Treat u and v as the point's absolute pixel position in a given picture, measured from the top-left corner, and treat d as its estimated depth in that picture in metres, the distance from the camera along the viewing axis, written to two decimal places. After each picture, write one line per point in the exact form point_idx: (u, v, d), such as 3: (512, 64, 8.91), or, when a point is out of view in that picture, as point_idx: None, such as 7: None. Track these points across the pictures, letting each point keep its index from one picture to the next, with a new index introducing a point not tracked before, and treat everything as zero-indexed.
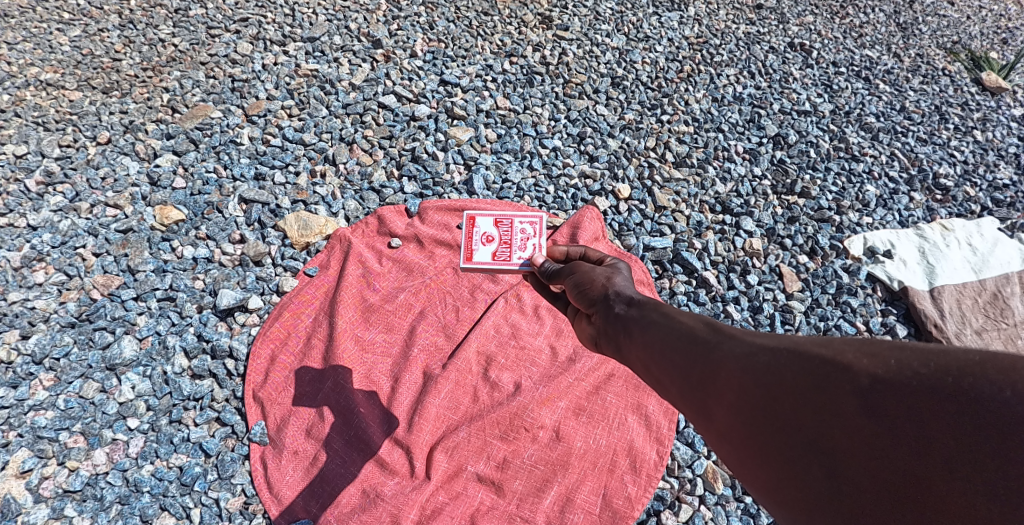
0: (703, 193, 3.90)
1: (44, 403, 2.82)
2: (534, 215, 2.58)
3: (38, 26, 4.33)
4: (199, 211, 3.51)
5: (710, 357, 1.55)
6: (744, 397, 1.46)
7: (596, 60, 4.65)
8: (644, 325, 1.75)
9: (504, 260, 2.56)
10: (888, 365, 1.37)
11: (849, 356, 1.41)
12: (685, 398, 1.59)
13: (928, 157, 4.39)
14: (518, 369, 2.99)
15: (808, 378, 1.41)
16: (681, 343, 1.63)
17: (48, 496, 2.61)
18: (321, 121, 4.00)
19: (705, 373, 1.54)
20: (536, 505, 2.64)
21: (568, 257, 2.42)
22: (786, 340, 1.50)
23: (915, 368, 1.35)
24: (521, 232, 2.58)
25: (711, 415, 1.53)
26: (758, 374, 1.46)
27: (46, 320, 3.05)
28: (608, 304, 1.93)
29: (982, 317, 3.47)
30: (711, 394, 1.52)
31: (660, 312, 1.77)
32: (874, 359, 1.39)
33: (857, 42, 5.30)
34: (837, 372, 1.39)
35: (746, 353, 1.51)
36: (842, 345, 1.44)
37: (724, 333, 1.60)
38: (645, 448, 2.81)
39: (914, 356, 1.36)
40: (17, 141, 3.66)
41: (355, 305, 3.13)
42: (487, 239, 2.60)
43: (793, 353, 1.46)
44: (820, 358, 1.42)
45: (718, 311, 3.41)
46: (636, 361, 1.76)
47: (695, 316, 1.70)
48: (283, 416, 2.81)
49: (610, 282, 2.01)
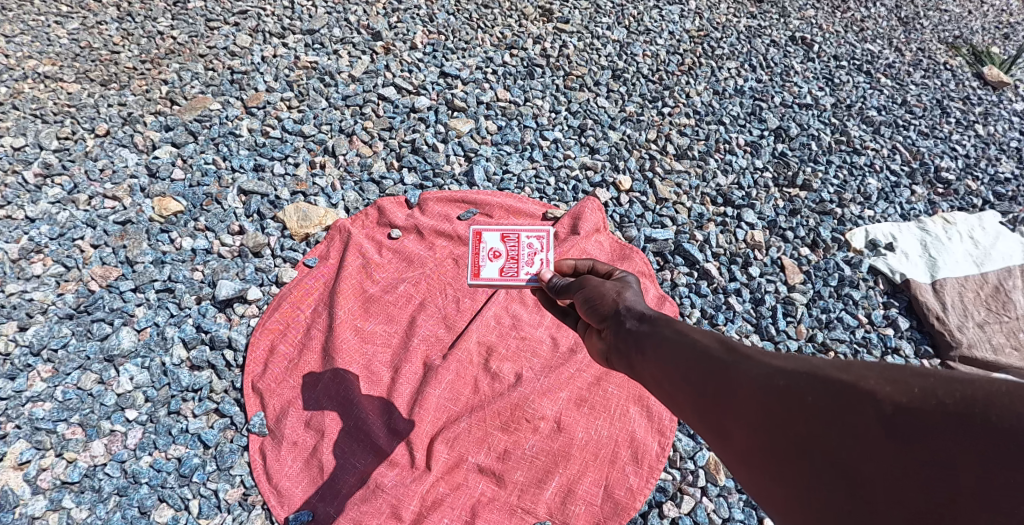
0: (704, 186, 3.89)
1: (42, 394, 2.80)
2: (540, 230, 2.63)
3: (36, 19, 4.30)
4: (198, 202, 3.49)
5: (728, 377, 1.51)
6: (763, 420, 1.42)
7: (597, 53, 4.62)
8: (656, 342, 1.72)
9: (512, 276, 2.57)
10: (912, 393, 1.32)
11: (872, 382, 1.35)
12: (702, 419, 1.55)
13: (930, 150, 4.37)
14: (519, 360, 2.97)
15: (829, 404, 1.36)
16: (696, 362, 1.58)
17: (45, 487, 2.59)
18: (321, 113, 3.98)
19: (722, 393, 1.50)
20: (538, 496, 2.62)
21: (577, 271, 2.34)
22: (806, 362, 1.45)
23: (938, 395, 1.31)
24: (527, 246, 2.62)
25: (729, 437, 1.49)
26: (778, 398, 1.41)
27: (45, 312, 3.03)
28: (619, 320, 1.90)
29: (985, 310, 3.45)
30: (729, 416, 1.48)
31: (673, 328, 1.73)
32: (897, 386, 1.34)
33: (859, 36, 5.27)
34: (860, 399, 1.34)
35: (764, 374, 1.46)
36: (863, 368, 1.39)
37: (740, 352, 1.55)
38: (646, 439, 2.80)
39: (939, 385, 1.31)
40: (15, 133, 3.63)
41: (355, 296, 3.11)
42: (495, 255, 2.63)
43: (813, 377, 1.41)
44: (842, 382, 1.37)
45: (720, 303, 3.39)
46: (650, 380, 1.72)
47: (710, 334, 1.66)
48: (283, 407, 2.80)
49: (620, 296, 1.98)
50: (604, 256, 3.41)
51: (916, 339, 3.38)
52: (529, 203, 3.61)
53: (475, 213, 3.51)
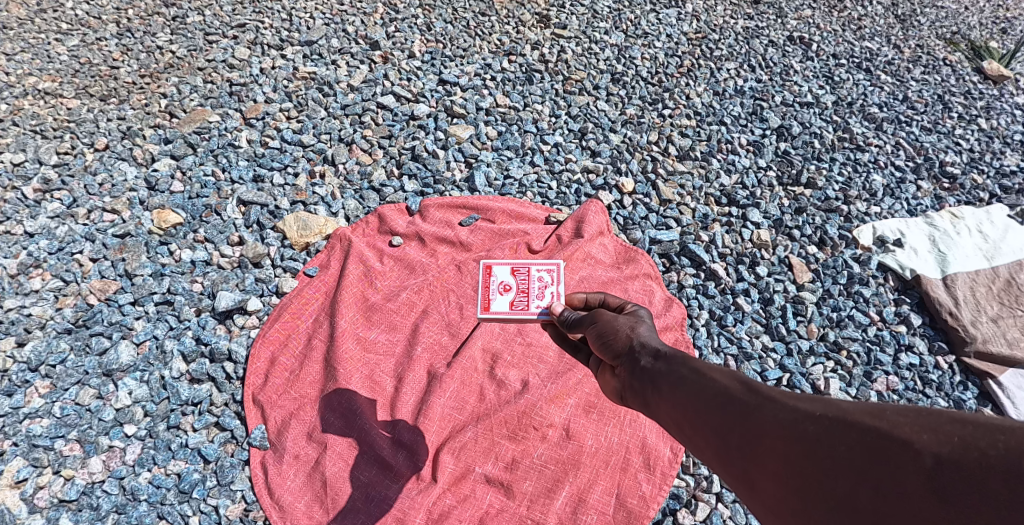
0: (708, 186, 3.84)
1: (39, 411, 2.75)
2: (551, 264, 2.56)
3: (36, 37, 4.30)
4: (198, 213, 3.45)
5: (751, 423, 1.49)
6: (791, 470, 1.40)
7: (596, 57, 4.60)
8: (674, 382, 1.70)
9: (522, 309, 2.47)
10: (951, 443, 1.25)
11: (907, 430, 1.30)
12: (729, 469, 1.54)
13: (934, 145, 4.32)
14: (526, 367, 2.90)
15: (861, 454, 1.33)
16: (717, 409, 1.56)
17: (42, 506, 2.53)
18: (320, 122, 3.95)
19: (746, 441, 1.49)
20: (548, 506, 2.55)
21: (588, 305, 2.27)
22: (833, 406, 1.42)
23: (982, 447, 1.22)
24: (537, 280, 2.54)
25: (757, 487, 1.47)
26: (804, 447, 1.39)
27: (43, 327, 2.98)
28: (634, 358, 1.85)
29: (997, 304, 3.37)
30: (756, 466, 1.46)
31: (689, 367, 1.70)
32: (935, 435, 1.28)
33: (857, 35, 5.25)
34: (894, 448, 1.30)
35: (788, 419, 1.44)
36: (898, 415, 1.33)
37: (762, 394, 1.53)
38: (658, 445, 2.73)
39: (980, 434, 1.24)
40: (15, 149, 3.61)
41: (356, 305, 3.05)
42: (505, 289, 2.53)
43: (843, 423, 1.38)
44: (873, 431, 1.33)
45: (729, 303, 3.32)
46: (670, 424, 1.71)
47: (728, 373, 1.63)
48: (284, 420, 2.73)
49: (634, 331, 1.93)
50: (608, 259, 3.36)
51: (929, 336, 3.31)
52: (531, 208, 3.57)
53: (476, 219, 3.46)
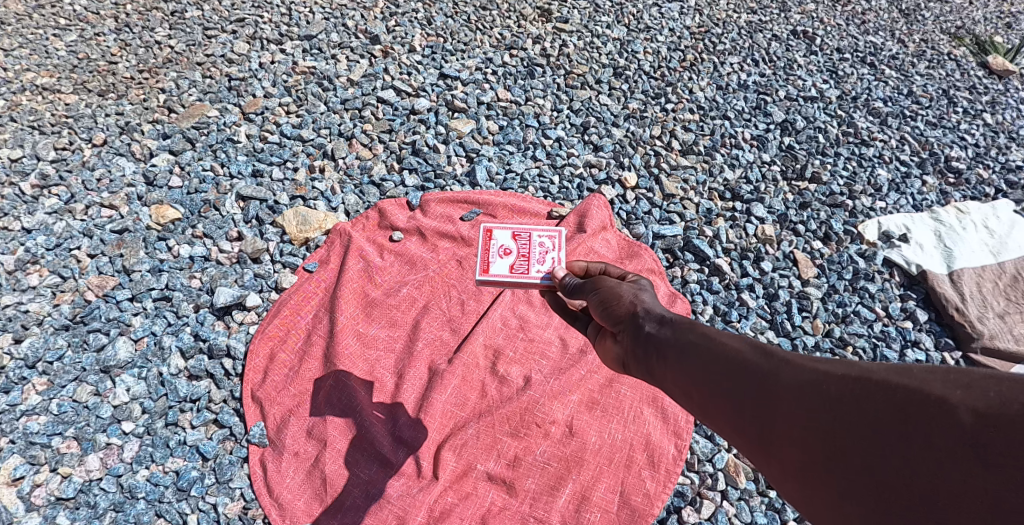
0: (712, 180, 3.81)
1: (37, 408, 2.72)
2: (554, 230, 2.50)
3: (34, 32, 4.27)
4: (196, 209, 3.42)
5: (769, 389, 1.48)
6: (814, 434, 1.39)
7: (598, 51, 4.55)
8: (682, 349, 1.68)
9: (522, 273, 2.43)
10: (986, 398, 1.22)
11: (938, 387, 1.28)
12: (745, 436, 1.53)
13: (939, 140, 4.28)
14: (528, 363, 2.85)
15: (890, 412, 1.30)
16: (732, 376, 1.55)
17: (40, 504, 2.50)
18: (319, 117, 3.91)
19: (765, 405, 1.47)
20: (550, 504, 2.52)
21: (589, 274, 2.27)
22: (857, 366, 1.39)
23: (1018, 399, 1.20)
24: (539, 245, 2.49)
25: (776, 450, 1.46)
26: (828, 410, 1.38)
27: (40, 324, 2.95)
28: (637, 323, 1.82)
29: (1004, 300, 3.33)
30: (776, 431, 1.45)
31: (698, 332, 1.68)
32: (968, 390, 1.25)
33: (861, 29, 5.20)
34: (925, 406, 1.27)
35: (809, 382, 1.43)
36: (927, 372, 1.31)
37: (780, 358, 1.51)
38: (662, 443, 2.70)
39: (1014, 388, 1.21)
40: (12, 145, 3.57)
41: (356, 301, 3.01)
42: (505, 252, 2.48)
43: (868, 383, 1.35)
44: (901, 388, 1.31)
45: (733, 299, 3.29)
46: (679, 391, 1.69)
47: (740, 338, 1.62)
48: (284, 416, 2.70)
49: (639, 299, 1.90)
50: (611, 254, 3.32)
51: (935, 332, 3.26)
52: (533, 203, 3.53)
53: (478, 214, 3.42)
